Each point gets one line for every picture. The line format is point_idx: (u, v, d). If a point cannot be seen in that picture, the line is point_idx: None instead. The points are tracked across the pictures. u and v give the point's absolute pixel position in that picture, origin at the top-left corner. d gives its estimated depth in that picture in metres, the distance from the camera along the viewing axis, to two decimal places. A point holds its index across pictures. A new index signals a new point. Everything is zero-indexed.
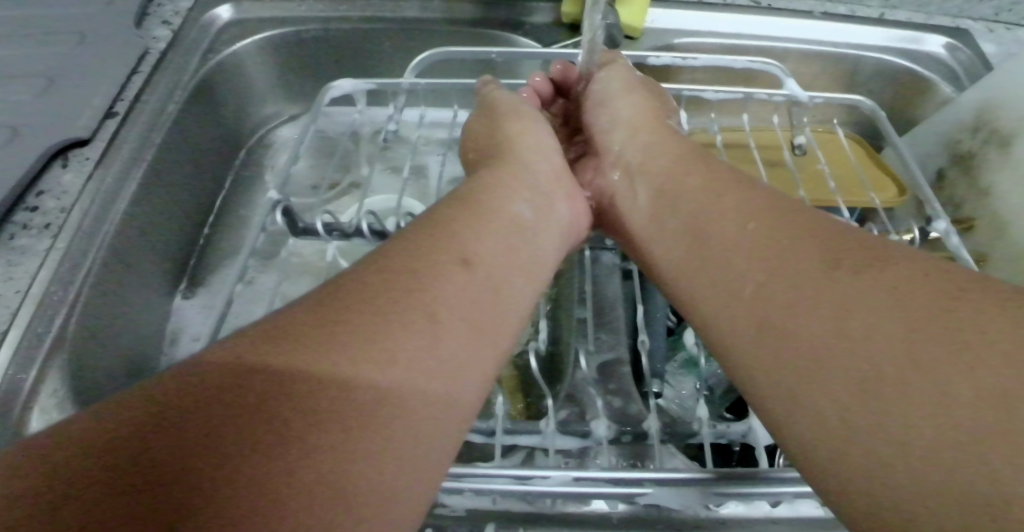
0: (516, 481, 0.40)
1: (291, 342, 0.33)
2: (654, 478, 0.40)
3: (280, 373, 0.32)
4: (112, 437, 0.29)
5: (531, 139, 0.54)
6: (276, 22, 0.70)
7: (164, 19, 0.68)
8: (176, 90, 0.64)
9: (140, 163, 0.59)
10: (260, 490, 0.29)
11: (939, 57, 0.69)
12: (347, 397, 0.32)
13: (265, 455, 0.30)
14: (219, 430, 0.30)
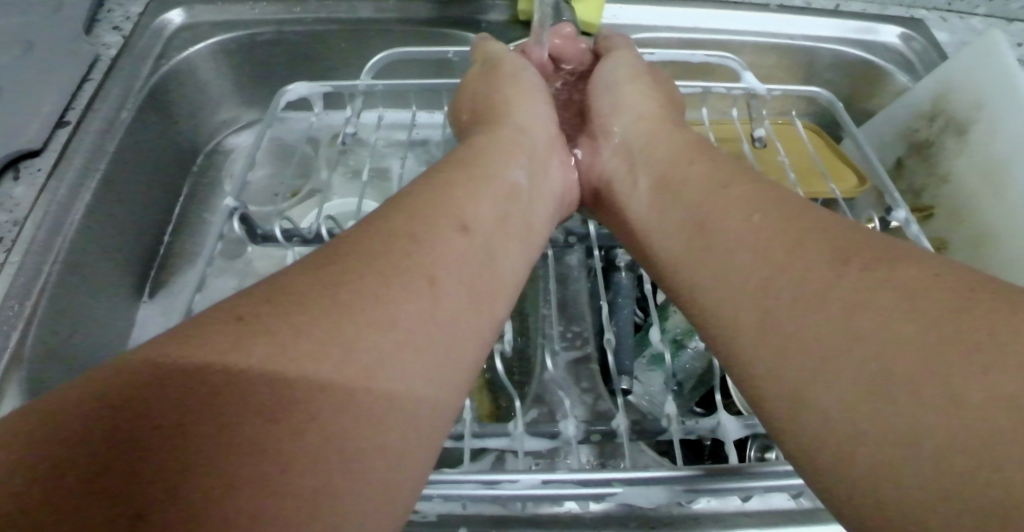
0: (484, 485, 0.34)
1: (254, 326, 0.28)
2: (625, 478, 0.34)
3: (236, 362, 0.27)
4: (94, 416, 0.25)
5: (524, 103, 0.50)
6: (226, 25, 0.63)
7: (114, 25, 0.64)
8: (129, 97, 0.59)
9: (95, 172, 0.55)
10: (266, 483, 0.25)
11: (894, 48, 0.66)
12: (321, 388, 0.27)
13: (235, 458, 0.25)
14: (184, 429, 0.25)
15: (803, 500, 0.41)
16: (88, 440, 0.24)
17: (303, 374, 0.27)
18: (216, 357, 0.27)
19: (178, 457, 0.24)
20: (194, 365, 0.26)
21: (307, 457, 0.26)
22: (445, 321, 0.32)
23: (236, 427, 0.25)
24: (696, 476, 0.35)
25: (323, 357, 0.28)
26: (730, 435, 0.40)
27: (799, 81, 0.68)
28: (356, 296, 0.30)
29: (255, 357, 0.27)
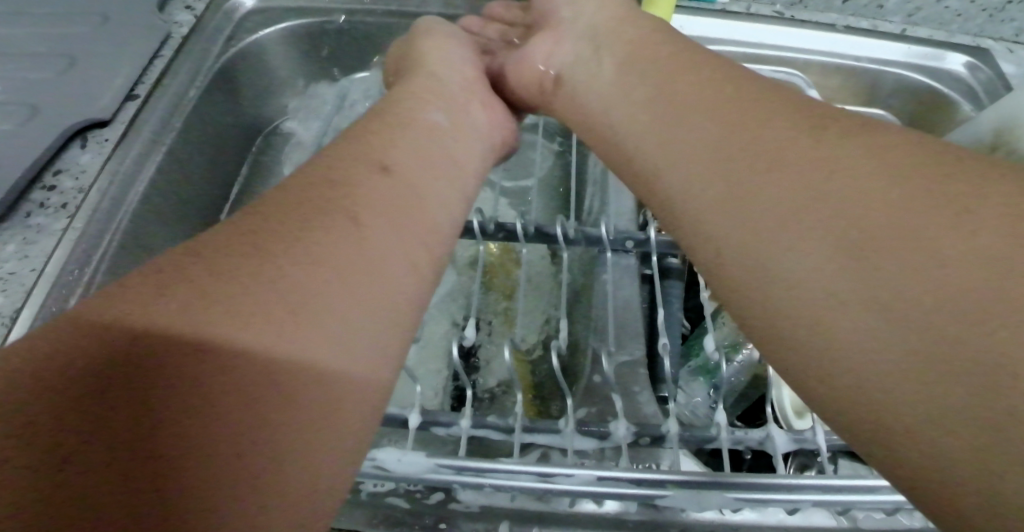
0: (538, 477, 0.35)
1: (256, 272, 0.30)
2: (677, 479, 0.35)
3: (250, 311, 0.29)
4: (93, 366, 0.27)
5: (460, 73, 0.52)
6: (297, 12, 0.65)
7: (187, 5, 0.66)
8: (198, 75, 0.61)
9: (161, 146, 0.57)
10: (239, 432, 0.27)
11: (960, 76, 0.65)
12: (303, 332, 0.30)
13: (232, 400, 0.27)
14: (194, 366, 0.28)
15: (847, 519, 0.41)
16: (110, 363, 0.27)
17: (288, 322, 0.30)
18: (235, 307, 0.29)
19: (184, 392, 0.27)
20: (208, 310, 0.29)
21: (290, 412, 0.28)
22: (382, 247, 0.34)
23: (241, 372, 0.28)
24: (745, 487, 0.35)
25: (322, 314, 0.30)
26: (779, 449, 0.40)
27: (860, 103, 0.67)
28: (295, 225, 0.33)
29: (261, 306, 0.29)
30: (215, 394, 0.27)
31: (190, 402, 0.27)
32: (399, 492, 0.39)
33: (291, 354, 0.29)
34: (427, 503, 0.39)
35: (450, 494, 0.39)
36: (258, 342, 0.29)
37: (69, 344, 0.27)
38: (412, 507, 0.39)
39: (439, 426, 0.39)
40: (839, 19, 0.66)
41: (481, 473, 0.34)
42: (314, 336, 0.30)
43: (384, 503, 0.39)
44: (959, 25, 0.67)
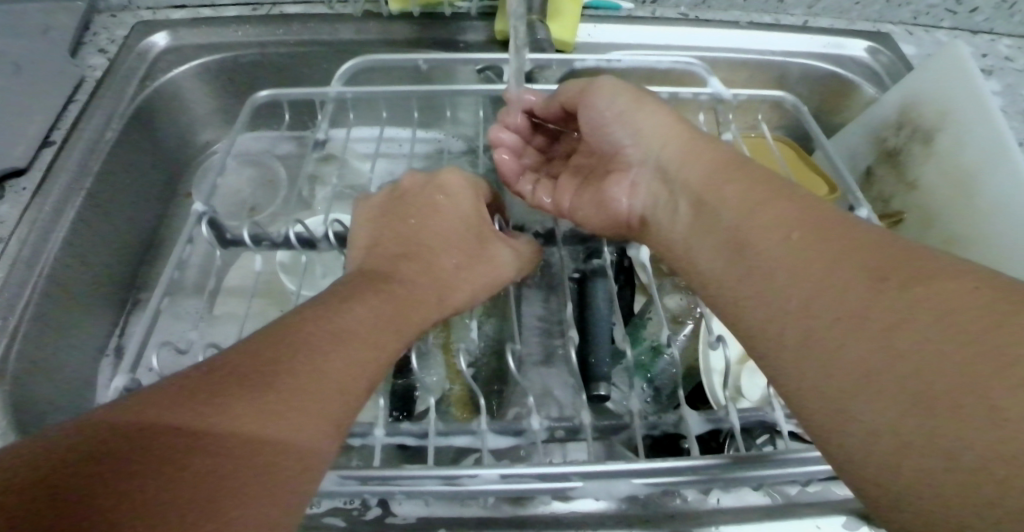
0: (445, 481, 0.35)
1: (283, 371, 0.34)
2: (581, 470, 0.36)
3: (264, 392, 0.32)
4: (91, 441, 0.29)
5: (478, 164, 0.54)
6: (212, 47, 0.64)
7: (100, 47, 0.65)
8: (114, 117, 0.60)
9: (80, 190, 0.56)
10: (227, 488, 0.29)
11: (861, 61, 0.68)
12: (303, 410, 0.33)
13: (229, 462, 0.30)
14: (190, 436, 0.30)
15: (779, 494, 0.42)
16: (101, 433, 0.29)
17: (301, 407, 0.33)
18: (250, 385, 0.32)
19: (191, 453, 0.29)
20: (225, 387, 0.32)
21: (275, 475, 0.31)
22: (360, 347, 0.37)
23: (245, 438, 0.31)
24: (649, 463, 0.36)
25: (315, 395, 0.34)
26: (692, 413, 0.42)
27: (772, 94, 0.70)
28: (328, 343, 0.36)
29: (279, 390, 0.33)
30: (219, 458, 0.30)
31: (198, 461, 0.29)
32: (335, 510, 0.39)
33: (281, 432, 0.32)
34: (364, 519, 0.39)
35: (387, 507, 0.39)
36: (259, 417, 0.31)
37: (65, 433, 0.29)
38: (346, 524, 0.39)
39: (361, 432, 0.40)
40: (742, 15, 0.69)
41: (389, 481, 0.35)
42: (306, 407, 0.33)
43: (317, 524, 0.39)
44: (857, 13, 0.71)
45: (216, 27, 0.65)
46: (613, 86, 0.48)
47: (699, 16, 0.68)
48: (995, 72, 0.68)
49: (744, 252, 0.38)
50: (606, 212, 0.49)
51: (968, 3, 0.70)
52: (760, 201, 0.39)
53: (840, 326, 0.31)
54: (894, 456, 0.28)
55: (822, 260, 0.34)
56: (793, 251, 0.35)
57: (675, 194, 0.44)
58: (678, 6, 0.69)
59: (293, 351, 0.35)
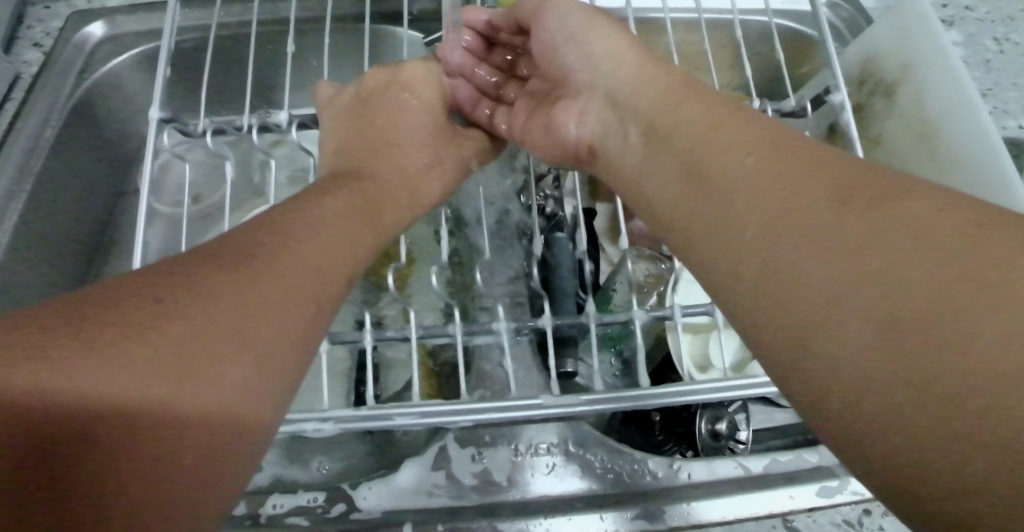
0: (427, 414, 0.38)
1: (221, 319, 0.30)
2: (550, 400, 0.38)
3: (198, 351, 0.28)
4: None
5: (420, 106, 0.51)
6: (152, 35, 0.62)
7: (35, 41, 0.63)
8: (53, 114, 0.58)
9: (21, 193, 0.54)
10: (146, 486, 0.26)
11: (822, 16, 0.66)
12: (242, 370, 0.30)
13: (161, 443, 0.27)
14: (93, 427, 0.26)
15: (747, 463, 0.42)
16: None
17: (240, 366, 0.30)
18: (182, 341, 0.28)
19: (118, 430, 0.26)
20: (154, 341, 0.28)
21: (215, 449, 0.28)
22: None
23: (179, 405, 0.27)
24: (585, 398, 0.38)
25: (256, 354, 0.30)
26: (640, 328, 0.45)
27: (733, 54, 0.68)
28: (270, 285, 0.32)
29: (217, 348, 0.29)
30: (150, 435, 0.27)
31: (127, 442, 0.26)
32: (299, 510, 0.39)
33: (224, 413, 0.29)
34: (328, 516, 0.38)
35: (351, 504, 0.39)
36: (193, 385, 0.28)
37: None
38: (310, 523, 0.38)
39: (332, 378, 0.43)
40: None
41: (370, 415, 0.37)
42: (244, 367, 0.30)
43: (280, 525, 0.38)
44: None
45: (155, 13, 0.62)
46: (564, 9, 0.46)
47: None
48: (956, 22, 0.67)
49: (700, 167, 0.36)
50: (553, 139, 0.48)
51: None
52: (716, 124, 0.37)
53: (805, 273, 0.29)
54: (846, 397, 0.27)
55: (785, 182, 0.32)
56: (757, 172, 0.33)
57: (625, 118, 0.42)
58: None
59: (231, 291, 0.31)
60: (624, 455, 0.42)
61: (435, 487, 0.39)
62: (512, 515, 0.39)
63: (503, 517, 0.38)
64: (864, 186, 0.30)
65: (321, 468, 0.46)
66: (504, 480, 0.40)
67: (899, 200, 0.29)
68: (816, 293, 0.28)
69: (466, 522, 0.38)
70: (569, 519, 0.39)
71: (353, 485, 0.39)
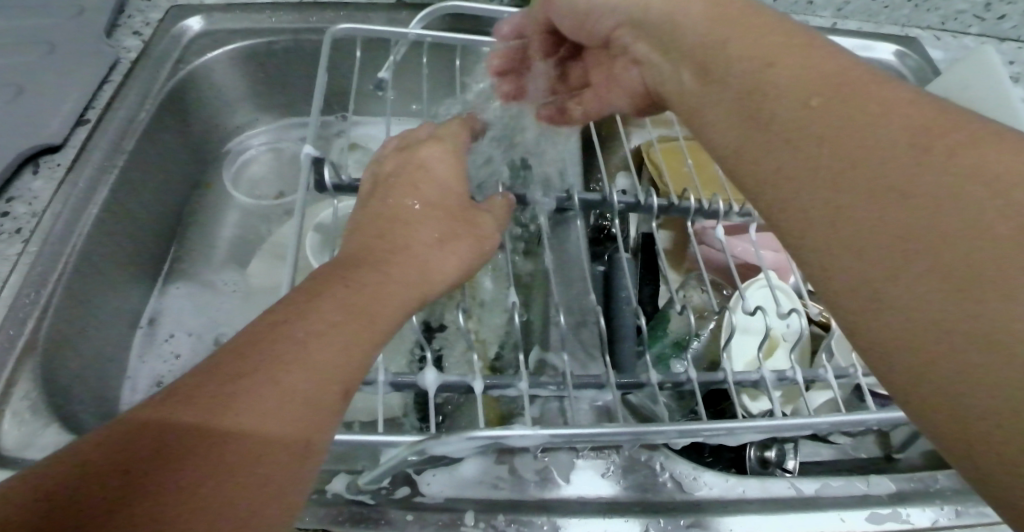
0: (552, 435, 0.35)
1: (258, 344, 0.32)
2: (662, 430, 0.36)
3: (242, 369, 0.30)
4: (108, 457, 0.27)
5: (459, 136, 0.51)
6: (245, 33, 0.65)
7: (135, 30, 0.66)
8: (148, 98, 0.61)
9: (113, 168, 0.57)
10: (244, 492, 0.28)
11: (889, 64, 0.68)
12: (296, 368, 0.31)
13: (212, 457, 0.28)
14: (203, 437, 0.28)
15: (802, 486, 0.43)
16: (116, 448, 0.28)
17: (283, 362, 0.31)
18: (224, 372, 0.30)
19: (170, 452, 0.27)
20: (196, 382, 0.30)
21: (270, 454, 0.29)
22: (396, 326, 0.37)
23: (228, 416, 0.29)
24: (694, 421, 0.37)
25: (305, 353, 0.32)
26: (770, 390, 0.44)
27: None
28: (312, 302, 0.34)
29: (255, 361, 0.31)
30: (202, 448, 0.28)
31: (182, 457, 0.27)
32: None
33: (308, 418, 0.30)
34: (391, 497, 0.39)
35: (415, 488, 0.40)
36: (239, 399, 0.29)
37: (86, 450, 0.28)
38: (373, 501, 0.39)
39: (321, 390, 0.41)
40: None
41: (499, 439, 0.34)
42: (290, 365, 0.31)
43: (345, 501, 0.39)
44: (887, 16, 0.71)
45: (251, 13, 0.65)
46: None
47: None
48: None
49: (755, 108, 0.32)
50: (620, 88, 0.47)
51: (998, 9, 0.70)
52: (771, 62, 0.33)
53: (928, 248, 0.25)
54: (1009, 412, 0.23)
55: (846, 126, 0.29)
56: (815, 124, 0.30)
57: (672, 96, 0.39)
58: None
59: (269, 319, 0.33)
60: (681, 469, 0.42)
61: (498, 480, 0.40)
62: (570, 514, 0.39)
63: (562, 514, 0.39)
64: (925, 125, 0.28)
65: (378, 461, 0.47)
66: (565, 481, 0.41)
67: (940, 145, 0.27)
68: (885, 250, 0.26)
69: (527, 516, 0.39)
70: (625, 521, 0.39)
71: (417, 470, 0.40)
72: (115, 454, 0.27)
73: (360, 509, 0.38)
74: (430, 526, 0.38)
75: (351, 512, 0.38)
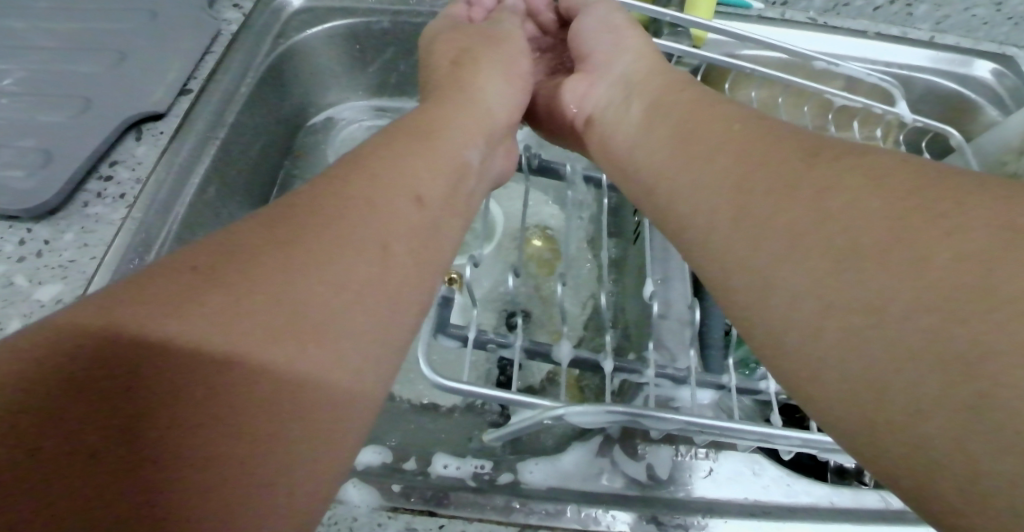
0: (629, 417, 0.37)
1: (285, 253, 0.32)
2: (740, 430, 0.36)
3: (222, 344, 0.28)
4: (142, 399, 0.27)
5: (484, 68, 0.52)
6: (346, 12, 0.68)
7: (235, 2, 0.67)
8: (248, 72, 0.63)
9: (214, 139, 0.59)
10: (278, 439, 0.28)
11: (984, 83, 0.64)
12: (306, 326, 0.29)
13: (229, 435, 0.27)
14: (244, 379, 0.28)
15: (894, 501, 0.42)
16: (151, 387, 0.27)
17: (229, 319, 0.29)
18: (218, 334, 0.28)
19: (194, 428, 0.27)
20: (206, 345, 0.28)
21: (237, 442, 0.27)
22: None
23: (251, 388, 0.28)
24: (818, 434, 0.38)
25: (222, 304, 0.29)
26: None
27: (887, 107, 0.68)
28: (357, 219, 0.34)
29: (197, 320, 0.29)
30: (227, 420, 0.27)
31: (140, 457, 0.26)
32: (467, 474, 0.41)
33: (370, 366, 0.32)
34: (494, 483, 0.41)
35: (517, 477, 0.41)
36: (297, 350, 0.30)
37: (113, 380, 0.27)
38: (476, 484, 0.40)
39: (447, 336, 0.41)
40: (871, 25, 0.66)
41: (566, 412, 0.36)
42: None
43: (449, 484, 0.40)
44: (984, 33, 0.67)
45: None
46: None
47: (828, 22, 0.66)
48: None
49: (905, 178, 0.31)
50: None
51: None
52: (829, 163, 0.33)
53: None
54: None
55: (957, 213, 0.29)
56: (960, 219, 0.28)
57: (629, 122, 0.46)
58: (807, 9, 0.66)
59: (281, 251, 0.32)
60: (773, 476, 0.42)
61: (601, 472, 0.42)
62: (664, 509, 0.40)
63: (657, 508, 0.40)
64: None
65: (443, 432, 0.46)
66: (665, 477, 0.42)
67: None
68: None
69: (626, 508, 0.40)
70: (725, 523, 0.40)
71: (521, 460, 0.42)
72: (150, 395, 0.27)
73: (465, 491, 0.40)
74: (535, 513, 0.39)
75: (454, 497, 0.39)
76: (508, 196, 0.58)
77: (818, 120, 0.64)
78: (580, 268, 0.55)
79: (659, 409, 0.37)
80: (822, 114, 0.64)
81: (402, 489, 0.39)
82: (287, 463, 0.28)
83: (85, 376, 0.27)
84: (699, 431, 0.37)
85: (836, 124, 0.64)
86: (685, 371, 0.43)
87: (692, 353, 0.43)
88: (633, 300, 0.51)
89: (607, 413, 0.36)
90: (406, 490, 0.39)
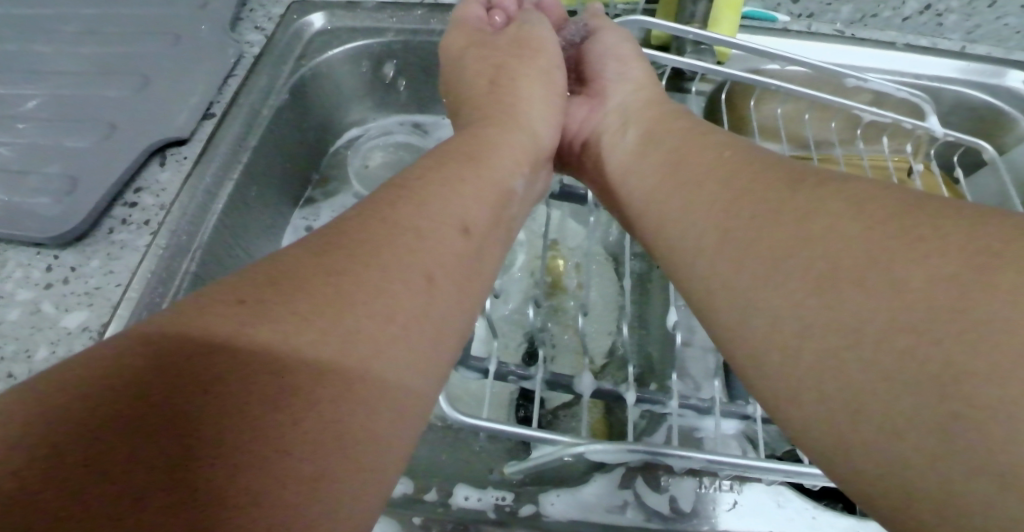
0: (649, 454, 0.36)
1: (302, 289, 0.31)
2: (763, 467, 0.36)
3: (241, 387, 0.28)
4: (160, 446, 0.26)
5: (503, 90, 0.51)
6: (367, 32, 0.68)
7: (257, 25, 0.67)
8: (271, 94, 0.63)
9: (237, 163, 0.59)
10: (302, 486, 0.27)
11: (1018, 93, 0.62)
12: (322, 371, 0.29)
13: (250, 482, 0.26)
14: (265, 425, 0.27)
15: None
16: (172, 432, 0.26)
17: (250, 363, 0.28)
18: (237, 378, 0.28)
19: (215, 476, 0.26)
20: (226, 390, 0.27)
21: (261, 491, 0.26)
22: None
23: (274, 435, 0.27)
24: None
25: (239, 346, 0.29)
26: None
27: None
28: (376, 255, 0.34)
29: (217, 364, 0.28)
30: (249, 466, 0.26)
31: (156, 507, 0.25)
32: (489, 505, 0.41)
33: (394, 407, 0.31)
34: (515, 515, 0.40)
35: (540, 509, 0.41)
36: (322, 394, 0.29)
37: (129, 424, 0.26)
38: (497, 516, 0.40)
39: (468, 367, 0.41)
40: (898, 36, 0.64)
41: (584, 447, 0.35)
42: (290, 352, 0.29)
43: (470, 516, 0.40)
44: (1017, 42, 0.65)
45: (372, 13, 0.68)
46: None
47: (855, 34, 0.64)
48: None
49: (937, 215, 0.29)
50: None
51: None
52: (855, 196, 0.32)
53: None
54: None
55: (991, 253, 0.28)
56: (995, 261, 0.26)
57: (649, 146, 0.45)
58: (834, 21, 0.65)
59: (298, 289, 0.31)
60: (799, 508, 0.41)
61: (624, 504, 0.41)
62: None
63: None
64: None
65: (465, 461, 0.46)
66: (688, 510, 0.41)
67: None
68: None
69: None
70: None
71: (543, 491, 0.42)
72: (169, 441, 0.26)
73: (485, 524, 0.39)
74: None
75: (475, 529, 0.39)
76: (533, 221, 0.58)
77: (846, 137, 0.63)
78: (604, 292, 0.54)
79: (680, 445, 0.37)
80: (850, 129, 0.62)
81: (422, 522, 0.39)
82: (312, 514, 0.27)
83: (97, 423, 0.26)
84: (722, 467, 0.36)
85: (864, 140, 0.63)
86: (708, 402, 0.42)
87: (715, 382, 0.43)
88: (657, 325, 0.50)
89: (627, 448, 0.36)
90: (427, 523, 0.39)
